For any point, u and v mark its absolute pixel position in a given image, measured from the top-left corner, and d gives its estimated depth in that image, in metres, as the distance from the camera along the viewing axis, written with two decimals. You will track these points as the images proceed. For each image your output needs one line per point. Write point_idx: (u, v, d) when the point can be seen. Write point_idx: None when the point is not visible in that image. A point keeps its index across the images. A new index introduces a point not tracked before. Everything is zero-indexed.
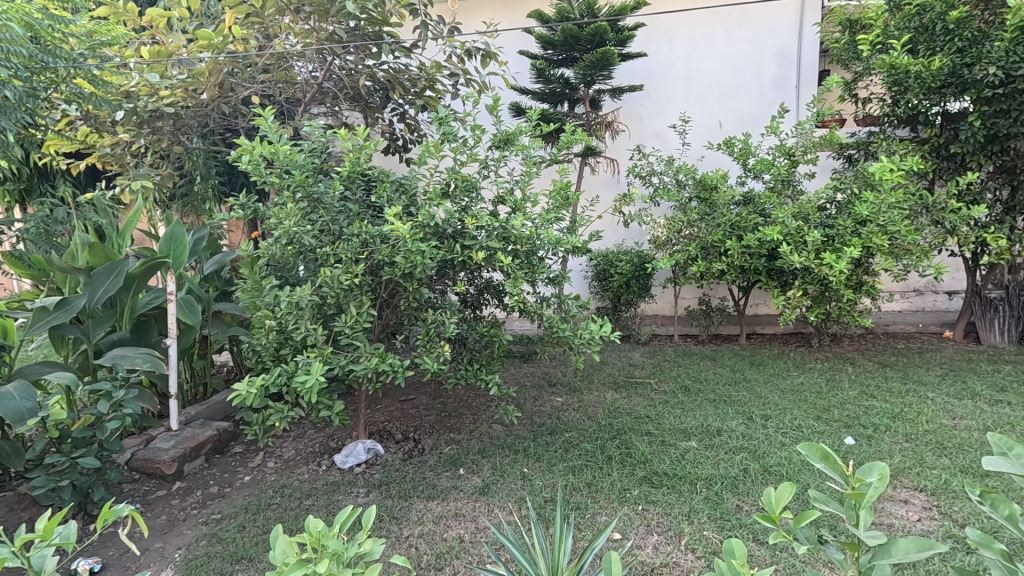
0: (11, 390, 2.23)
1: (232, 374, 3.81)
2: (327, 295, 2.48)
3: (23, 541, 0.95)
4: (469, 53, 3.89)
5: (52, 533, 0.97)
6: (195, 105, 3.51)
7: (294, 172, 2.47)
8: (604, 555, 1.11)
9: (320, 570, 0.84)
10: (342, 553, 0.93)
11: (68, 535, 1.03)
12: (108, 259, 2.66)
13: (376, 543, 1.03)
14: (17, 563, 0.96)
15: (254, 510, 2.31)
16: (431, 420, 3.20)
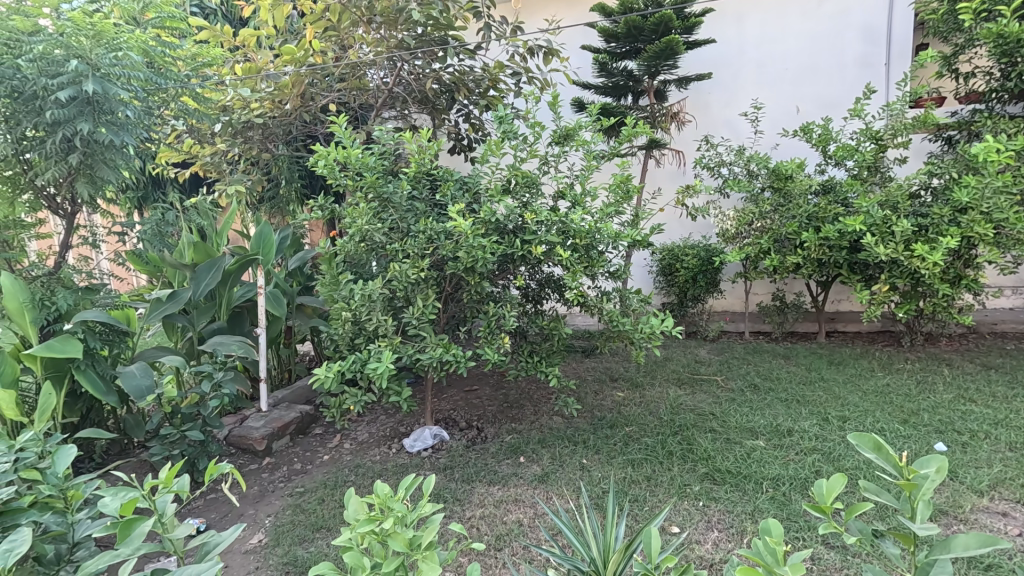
0: (133, 369, 2.59)
1: (312, 362, 4.13)
2: (397, 288, 2.64)
3: (150, 485, 1.12)
4: (531, 51, 3.96)
5: (172, 481, 1.14)
6: (280, 115, 3.83)
7: (366, 174, 2.65)
8: (645, 531, 1.18)
9: (385, 525, 0.94)
10: (407, 513, 1.03)
11: (184, 486, 1.18)
12: (209, 256, 2.99)
13: (437, 507, 1.11)
14: (146, 505, 1.11)
15: (332, 486, 2.52)
16: (494, 410, 3.31)
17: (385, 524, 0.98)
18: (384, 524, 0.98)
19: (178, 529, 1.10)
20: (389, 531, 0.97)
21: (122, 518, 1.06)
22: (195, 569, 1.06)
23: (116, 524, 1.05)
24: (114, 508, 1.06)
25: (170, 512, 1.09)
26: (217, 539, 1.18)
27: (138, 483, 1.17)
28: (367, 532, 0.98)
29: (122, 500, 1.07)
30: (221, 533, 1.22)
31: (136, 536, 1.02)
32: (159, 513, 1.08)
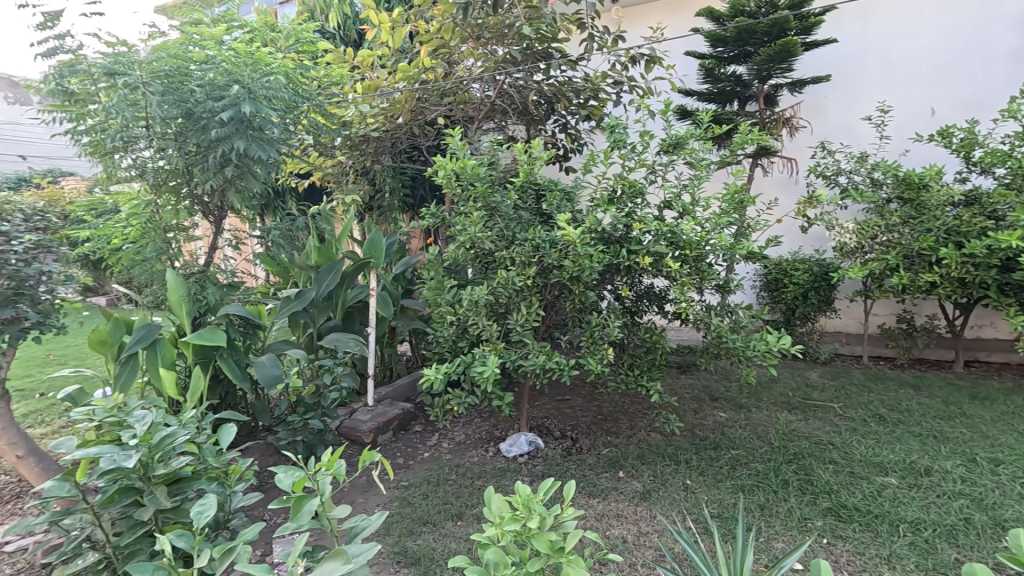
0: (264, 359, 2.84)
1: (411, 362, 4.34)
2: (501, 295, 2.70)
3: (314, 465, 1.22)
4: (634, 59, 3.91)
5: (332, 465, 1.24)
6: (392, 128, 4.09)
7: (477, 184, 2.75)
8: (815, 561, 1.18)
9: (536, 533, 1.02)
10: (549, 517, 1.11)
11: (340, 470, 1.27)
12: (330, 259, 3.24)
13: (574, 513, 1.16)
14: (311, 484, 1.21)
15: (434, 483, 2.62)
16: (588, 421, 3.27)
17: (528, 525, 1.08)
18: (527, 525, 1.07)
19: (335, 509, 1.19)
20: (534, 531, 1.07)
21: (293, 493, 1.17)
22: (353, 548, 1.15)
23: (288, 498, 1.16)
24: (287, 484, 1.16)
25: (330, 493, 1.19)
26: (365, 522, 1.28)
27: (301, 462, 1.28)
28: (508, 531, 1.07)
29: (293, 477, 1.18)
30: (367, 517, 1.31)
31: (305, 513, 1.13)
32: (323, 493, 1.18)
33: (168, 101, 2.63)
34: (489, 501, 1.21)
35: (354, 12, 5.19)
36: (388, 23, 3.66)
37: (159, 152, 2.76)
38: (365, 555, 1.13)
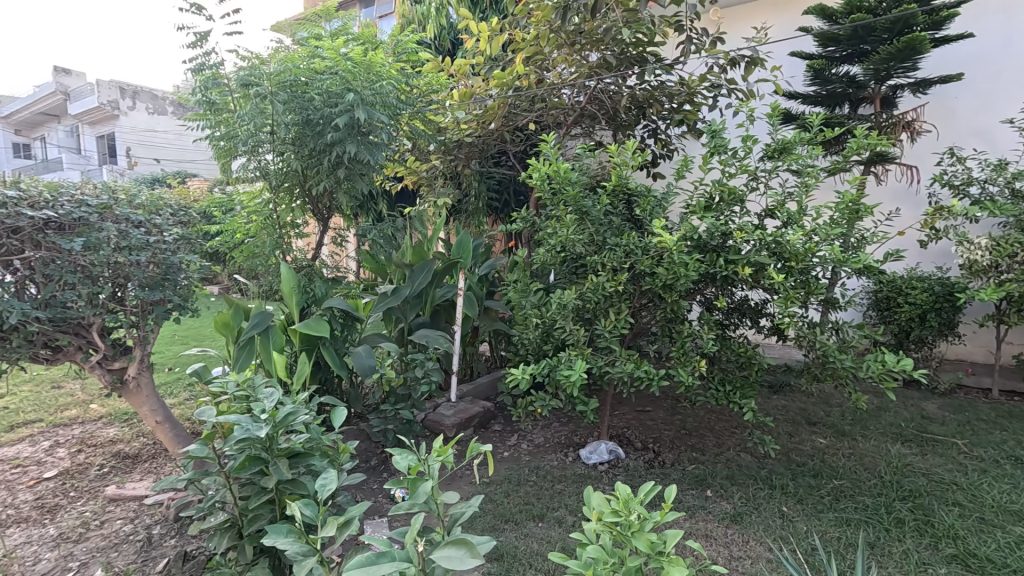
0: (360, 350, 2.99)
1: (490, 363, 4.42)
2: (590, 300, 2.68)
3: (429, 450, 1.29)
4: (734, 62, 3.73)
5: (442, 454, 1.31)
6: (484, 134, 4.19)
7: (569, 188, 2.75)
8: None
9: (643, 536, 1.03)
10: (649, 518, 1.10)
11: (451, 458, 1.33)
12: (423, 258, 3.38)
13: (675, 516, 1.14)
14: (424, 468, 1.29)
15: (515, 482, 2.65)
16: (671, 435, 3.16)
17: (628, 523, 1.09)
18: (626, 524, 1.09)
19: (444, 495, 1.25)
20: (635, 529, 1.08)
21: (409, 476, 1.26)
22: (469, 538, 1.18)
23: (405, 479, 1.25)
24: (404, 465, 1.26)
25: (441, 478, 1.25)
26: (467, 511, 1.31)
27: (416, 450, 1.37)
28: (607, 527, 1.11)
29: (409, 461, 1.27)
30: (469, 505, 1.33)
31: (422, 492, 1.21)
32: (435, 477, 1.25)
33: (293, 107, 2.87)
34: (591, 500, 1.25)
35: (450, 23, 5.40)
36: (487, 32, 3.76)
37: (279, 156, 3.02)
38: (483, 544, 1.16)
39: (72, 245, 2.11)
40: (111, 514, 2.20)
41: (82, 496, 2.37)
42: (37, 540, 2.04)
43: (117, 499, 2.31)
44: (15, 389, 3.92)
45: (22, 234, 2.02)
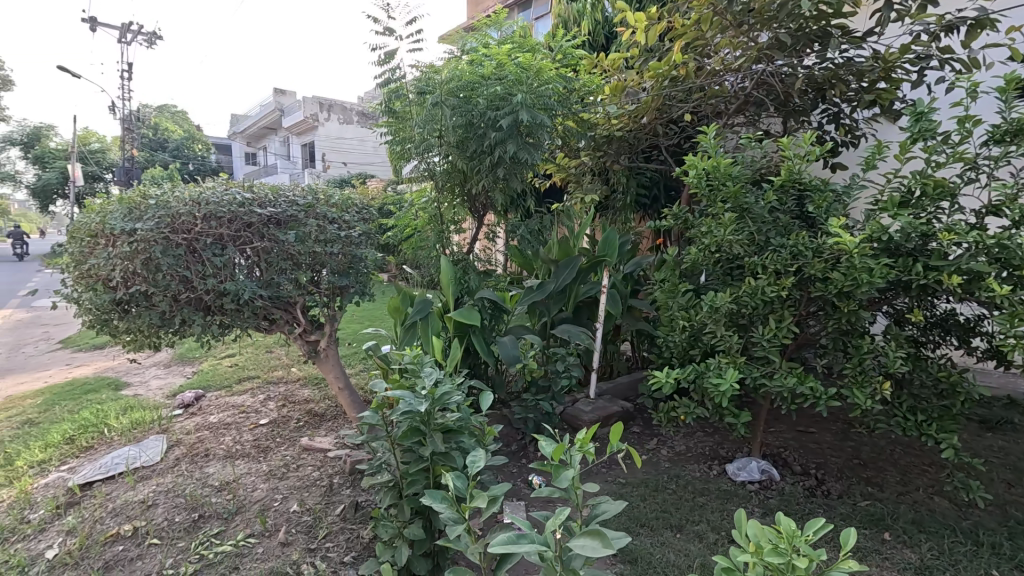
0: (506, 340, 3.13)
1: (631, 362, 4.33)
2: (747, 305, 2.47)
3: (572, 440, 1.33)
4: (950, 27, 3.09)
5: (584, 445, 1.33)
6: (636, 128, 4.07)
7: (729, 184, 2.56)
8: None
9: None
10: (816, 561, 1.00)
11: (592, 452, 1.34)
12: (568, 255, 3.40)
13: (850, 567, 1.01)
14: (566, 458, 1.34)
15: (653, 488, 2.57)
16: (840, 463, 2.78)
17: (791, 563, 1.00)
18: (789, 564, 1.00)
19: (584, 486, 1.27)
20: (799, 572, 0.99)
21: (552, 461, 1.31)
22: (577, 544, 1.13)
23: (548, 465, 1.30)
24: (548, 451, 1.31)
25: (583, 470, 1.28)
26: (604, 507, 1.30)
27: (559, 437, 1.42)
28: (763, 563, 1.02)
29: (554, 446, 1.31)
30: (607, 502, 1.32)
31: (563, 478, 1.24)
32: (575, 467, 1.28)
33: (458, 112, 3.11)
34: (743, 525, 1.18)
35: (607, 16, 5.33)
36: (645, 22, 3.63)
37: (443, 158, 3.31)
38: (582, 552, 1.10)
39: (286, 236, 2.58)
40: (304, 461, 2.66)
41: (284, 443, 2.90)
42: (254, 473, 2.55)
43: (309, 449, 2.78)
44: (243, 351, 4.93)
45: (253, 228, 2.52)
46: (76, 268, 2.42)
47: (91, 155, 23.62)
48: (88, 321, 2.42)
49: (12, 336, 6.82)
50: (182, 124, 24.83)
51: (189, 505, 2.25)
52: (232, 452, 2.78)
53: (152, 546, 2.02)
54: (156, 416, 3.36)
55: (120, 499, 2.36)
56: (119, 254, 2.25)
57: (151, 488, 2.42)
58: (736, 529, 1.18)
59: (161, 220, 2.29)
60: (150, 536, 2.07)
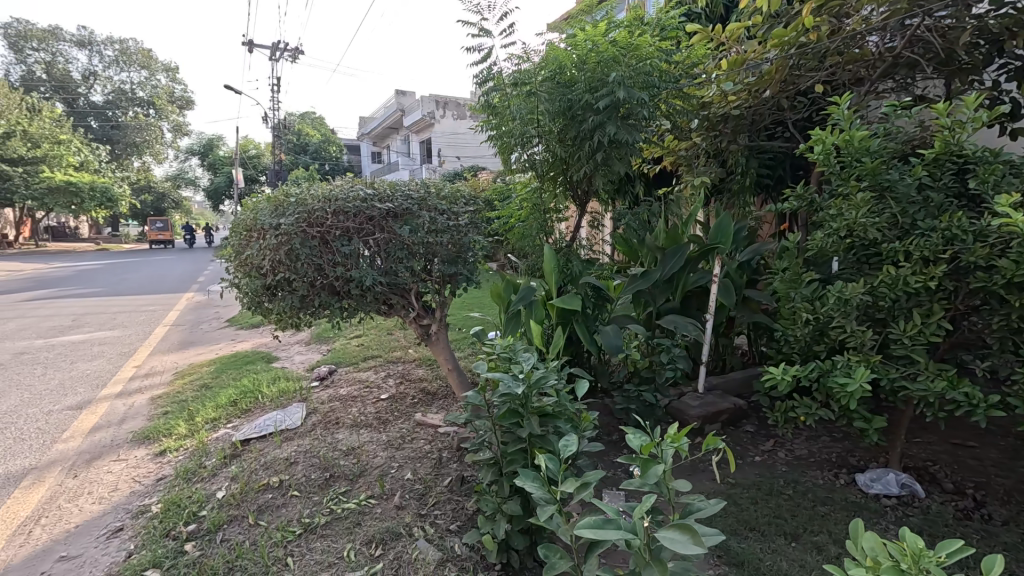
0: (609, 328, 3.07)
1: (747, 357, 4.03)
2: (884, 297, 2.18)
3: (665, 435, 1.30)
4: None
5: (678, 441, 1.29)
6: (757, 104, 3.64)
7: (865, 160, 2.26)
8: None
9: None
10: None
11: (688, 449, 1.30)
12: (675, 243, 3.24)
13: None
14: (658, 453, 1.31)
15: (766, 491, 2.40)
16: (1007, 485, 2.36)
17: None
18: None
19: (676, 483, 1.24)
20: None
21: (642, 455, 1.29)
22: (666, 535, 1.10)
23: (637, 458, 1.29)
24: (638, 445, 1.30)
25: (674, 465, 1.24)
26: (700, 506, 1.25)
27: (651, 431, 1.40)
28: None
29: (643, 440, 1.30)
30: (703, 501, 1.27)
31: (654, 472, 1.22)
32: (667, 461, 1.24)
33: (562, 100, 3.11)
34: (862, 538, 1.08)
35: None
36: None
37: (546, 148, 3.34)
38: (673, 542, 1.06)
39: (402, 228, 2.80)
40: (417, 434, 2.90)
41: (401, 417, 3.18)
42: (376, 441, 2.83)
43: (422, 424, 3.02)
44: (368, 332, 5.44)
45: (374, 221, 2.77)
46: (236, 259, 2.86)
47: (248, 160, 27.37)
48: (247, 303, 2.85)
49: (195, 315, 8.24)
50: (319, 128, 27.72)
51: (323, 465, 2.57)
52: (358, 422, 3.11)
53: (294, 497, 2.35)
54: (298, 387, 3.86)
55: (270, 455, 2.77)
56: (268, 246, 2.61)
57: (294, 448, 2.80)
58: (851, 539, 1.11)
59: (299, 216, 2.61)
60: (292, 489, 2.41)
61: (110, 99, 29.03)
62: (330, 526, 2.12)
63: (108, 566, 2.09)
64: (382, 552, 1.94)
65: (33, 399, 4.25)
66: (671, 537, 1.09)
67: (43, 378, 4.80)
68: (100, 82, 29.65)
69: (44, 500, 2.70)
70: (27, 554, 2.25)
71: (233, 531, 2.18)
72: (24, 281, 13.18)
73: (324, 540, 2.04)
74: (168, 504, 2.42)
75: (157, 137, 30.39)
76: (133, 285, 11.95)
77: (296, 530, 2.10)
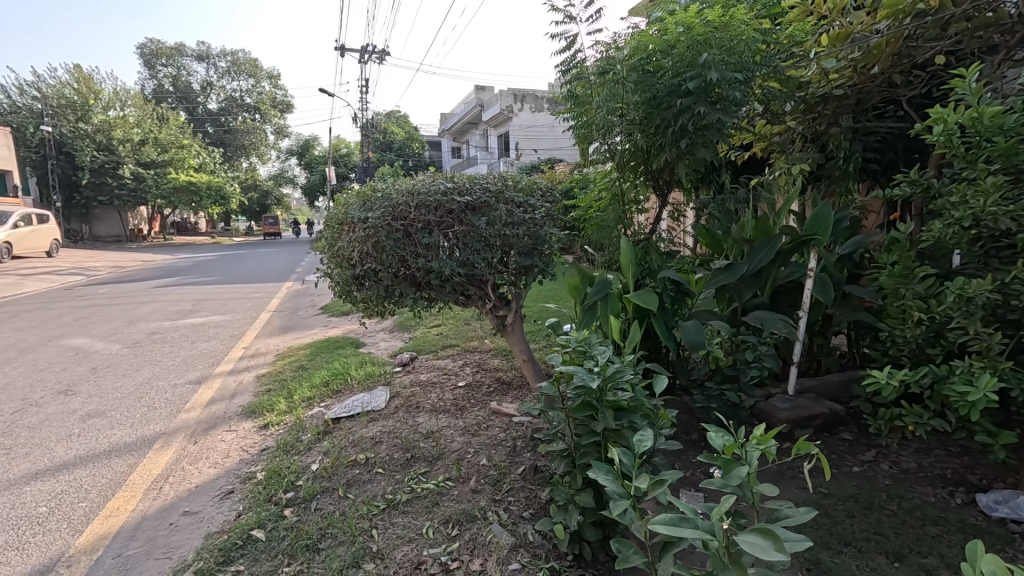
0: (690, 324, 2.93)
1: (845, 359, 3.71)
2: (1018, 295, 1.91)
3: (749, 435, 1.23)
4: None
5: (765, 443, 1.22)
6: (864, 81, 3.32)
7: (997, 140, 1.98)
8: None
9: None
10: None
11: (774, 451, 1.23)
12: (765, 234, 3.03)
13: None
14: (741, 454, 1.24)
15: (865, 505, 2.20)
16: None
17: None
18: None
19: (761, 486, 1.17)
20: None
21: (723, 455, 1.23)
22: (748, 538, 1.05)
23: (718, 458, 1.23)
24: (720, 444, 1.24)
25: (759, 468, 1.17)
26: (788, 511, 1.18)
27: (734, 430, 1.33)
28: None
29: (725, 440, 1.24)
30: (791, 507, 1.19)
31: (736, 475, 1.15)
32: (751, 464, 1.18)
33: (644, 87, 3.02)
34: (981, 562, 0.99)
35: None
36: None
37: (627, 137, 3.26)
38: (756, 546, 1.01)
39: (480, 221, 2.87)
40: (492, 422, 2.97)
41: (477, 404, 3.27)
42: (453, 426, 2.95)
43: (497, 412, 3.09)
44: (447, 321, 5.64)
45: (454, 214, 2.85)
46: (329, 250, 3.07)
47: (340, 159, 29.26)
48: (338, 291, 3.06)
49: (293, 302, 8.99)
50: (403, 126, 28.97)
51: (404, 446, 2.72)
52: (437, 407, 3.25)
53: (379, 474, 2.51)
54: (383, 371, 4.10)
55: (357, 433, 2.98)
56: (357, 238, 2.79)
57: (379, 428, 2.98)
58: (969, 560, 1.04)
59: (386, 211, 2.75)
60: (377, 466, 2.57)
61: (223, 106, 32.17)
62: (411, 504, 2.24)
63: (222, 523, 2.36)
64: (458, 532, 2.02)
65: (163, 373, 4.86)
66: (753, 540, 1.04)
67: (170, 355, 5.46)
68: (215, 91, 32.91)
69: (171, 461, 3.09)
70: (159, 506, 2.60)
71: (326, 501, 2.37)
72: (156, 270, 15.05)
73: (405, 517, 2.16)
74: (270, 472, 2.68)
75: (261, 140, 33.26)
76: (242, 274, 13.22)
77: (380, 505, 2.24)
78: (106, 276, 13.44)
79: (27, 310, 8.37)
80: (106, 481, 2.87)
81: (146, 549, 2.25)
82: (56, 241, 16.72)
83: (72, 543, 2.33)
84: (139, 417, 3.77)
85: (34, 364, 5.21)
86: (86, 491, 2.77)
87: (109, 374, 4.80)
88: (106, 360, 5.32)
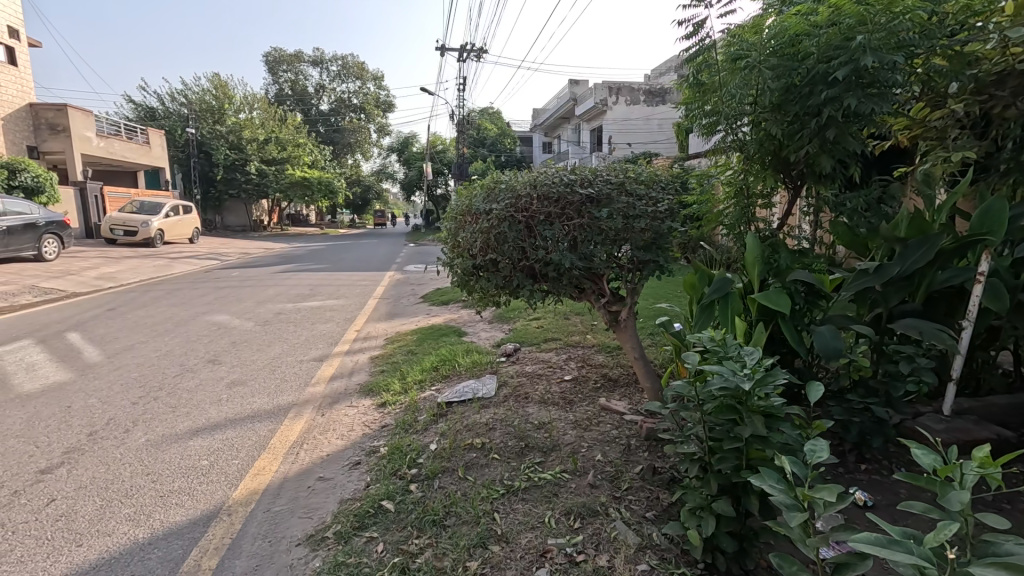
0: (825, 329, 2.63)
1: (1012, 378, 3.21)
2: None
3: (967, 458, 1.13)
4: None
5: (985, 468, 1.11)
6: None
7: None
8: None
9: None
10: None
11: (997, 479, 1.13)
12: (922, 232, 2.65)
13: None
14: (954, 477, 1.15)
15: None
16: None
17: None
18: None
19: (982, 516, 1.07)
20: None
21: (932, 476, 1.15)
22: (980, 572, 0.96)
23: (926, 478, 1.14)
24: (928, 465, 1.16)
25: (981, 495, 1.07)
26: (1012, 547, 1.07)
27: (939, 452, 1.23)
28: None
29: (936, 461, 1.15)
30: (1015, 543, 1.08)
31: (955, 500, 1.06)
32: (969, 489, 1.08)
33: (782, 72, 2.81)
34: None
35: None
36: None
37: (758, 127, 3.05)
38: None
39: (600, 213, 2.83)
40: (603, 418, 2.93)
41: (586, 399, 3.24)
42: (565, 419, 2.95)
43: (607, 409, 3.04)
44: (546, 315, 5.66)
45: (575, 206, 2.84)
46: (450, 241, 3.19)
47: (437, 155, 30.45)
48: (457, 280, 3.17)
49: (397, 290, 9.50)
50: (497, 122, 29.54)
51: (517, 435, 2.76)
52: (545, 399, 3.26)
53: (495, 460, 2.57)
54: (489, 360, 4.20)
55: (470, 418, 3.07)
56: (481, 228, 2.88)
57: (491, 415, 3.06)
58: None
59: (509, 202, 2.82)
60: (493, 452, 2.63)
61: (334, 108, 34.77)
62: (530, 491, 2.27)
63: (353, 491, 2.54)
64: (580, 525, 2.01)
65: (291, 350, 5.36)
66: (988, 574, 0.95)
67: (295, 334, 6.01)
68: (328, 93, 35.60)
69: (305, 430, 3.39)
70: (298, 470, 2.86)
71: (447, 481, 2.46)
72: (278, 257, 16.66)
73: (525, 504, 2.20)
74: (394, 448, 2.85)
75: (366, 138, 35.53)
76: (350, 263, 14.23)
77: (500, 489, 2.30)
78: (237, 262, 15.11)
79: (179, 289, 9.63)
80: (252, 443, 3.21)
81: (291, 507, 2.49)
82: (197, 229, 19.06)
83: (230, 494, 2.63)
84: (275, 388, 4.19)
85: (188, 335, 5.97)
86: (237, 450, 3.12)
87: (246, 348, 5.38)
88: (243, 335, 5.98)
